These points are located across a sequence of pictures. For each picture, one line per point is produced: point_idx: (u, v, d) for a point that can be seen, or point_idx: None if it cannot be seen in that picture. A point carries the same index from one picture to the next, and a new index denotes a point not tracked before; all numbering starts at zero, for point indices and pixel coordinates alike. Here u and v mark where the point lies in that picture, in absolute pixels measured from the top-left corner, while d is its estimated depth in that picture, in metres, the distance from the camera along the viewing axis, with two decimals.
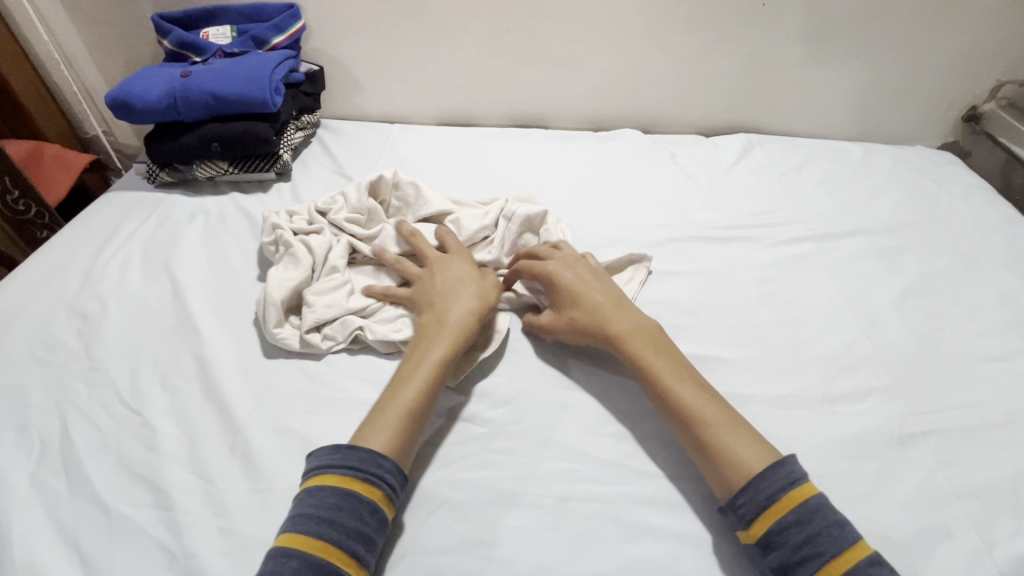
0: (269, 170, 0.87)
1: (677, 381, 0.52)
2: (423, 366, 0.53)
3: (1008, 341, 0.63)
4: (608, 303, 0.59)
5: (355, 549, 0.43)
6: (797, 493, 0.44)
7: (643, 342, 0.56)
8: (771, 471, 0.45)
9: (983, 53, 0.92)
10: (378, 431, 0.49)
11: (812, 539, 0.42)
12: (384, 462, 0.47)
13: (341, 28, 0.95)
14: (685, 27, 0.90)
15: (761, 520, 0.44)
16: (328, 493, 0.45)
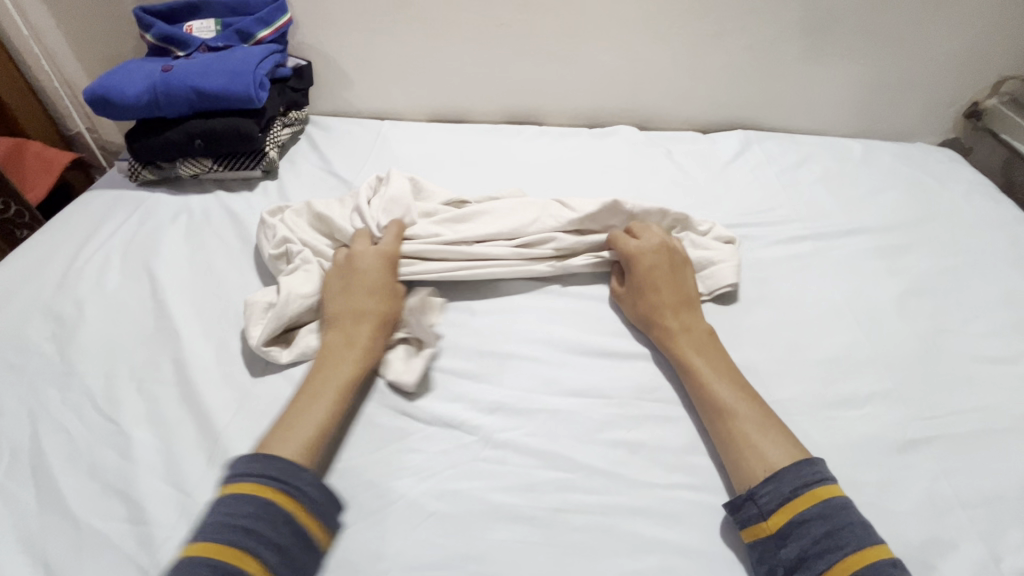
0: (255, 168, 0.85)
1: (719, 382, 0.53)
2: (330, 384, 0.52)
3: (1012, 343, 0.61)
4: (674, 299, 0.60)
5: (266, 557, 0.41)
6: (781, 512, 0.44)
7: (686, 343, 0.57)
8: (788, 468, 0.45)
9: (989, 47, 0.90)
10: (289, 440, 0.47)
11: (831, 534, 0.42)
12: (304, 474, 0.45)
13: (329, 20, 0.92)
14: (681, 21, 0.88)
15: (774, 517, 0.44)
16: (244, 502, 0.43)
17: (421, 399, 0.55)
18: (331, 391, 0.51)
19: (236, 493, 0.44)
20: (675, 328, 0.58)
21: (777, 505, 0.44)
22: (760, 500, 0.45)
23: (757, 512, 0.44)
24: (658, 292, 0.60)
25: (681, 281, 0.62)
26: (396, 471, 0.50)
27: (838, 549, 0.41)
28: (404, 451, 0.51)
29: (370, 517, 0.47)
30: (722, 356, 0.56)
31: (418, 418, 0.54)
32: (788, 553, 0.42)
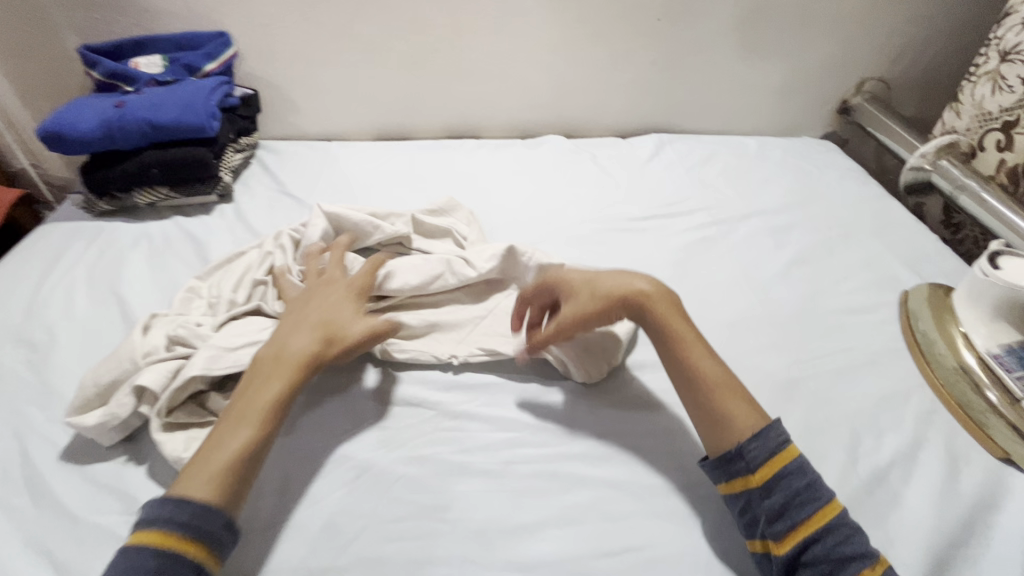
0: (212, 192, 0.90)
1: (705, 355, 0.57)
2: (249, 417, 0.51)
3: (872, 296, 0.75)
4: (617, 280, 0.59)
5: None
6: (767, 466, 0.50)
7: (671, 312, 0.58)
8: (771, 427, 0.52)
9: (850, 54, 1.07)
10: (205, 474, 0.47)
11: (808, 487, 0.49)
12: (213, 504, 0.46)
13: (272, 52, 0.99)
14: (593, 41, 1.00)
15: (762, 471, 0.50)
16: (145, 555, 0.43)
17: (385, 385, 0.62)
18: (252, 428, 0.50)
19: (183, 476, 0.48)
20: (630, 309, 0.58)
21: (763, 460, 0.51)
22: (750, 456, 0.51)
23: (747, 468, 0.51)
24: (596, 280, 0.60)
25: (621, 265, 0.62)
26: (368, 446, 0.57)
27: (814, 501, 0.48)
28: (373, 430, 0.58)
29: (347, 484, 0.54)
30: (684, 324, 0.57)
31: (384, 401, 0.61)
32: (772, 502, 0.49)
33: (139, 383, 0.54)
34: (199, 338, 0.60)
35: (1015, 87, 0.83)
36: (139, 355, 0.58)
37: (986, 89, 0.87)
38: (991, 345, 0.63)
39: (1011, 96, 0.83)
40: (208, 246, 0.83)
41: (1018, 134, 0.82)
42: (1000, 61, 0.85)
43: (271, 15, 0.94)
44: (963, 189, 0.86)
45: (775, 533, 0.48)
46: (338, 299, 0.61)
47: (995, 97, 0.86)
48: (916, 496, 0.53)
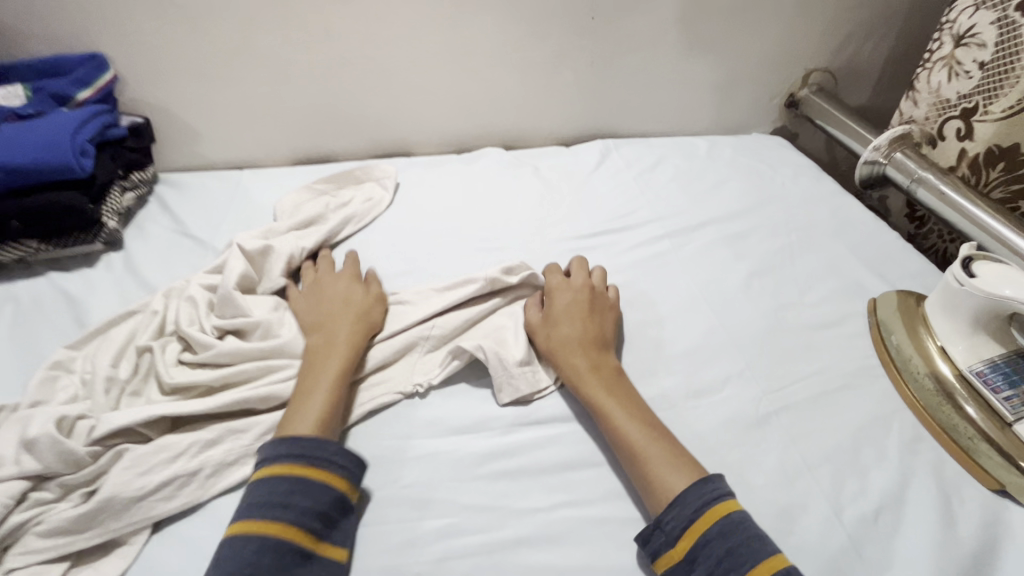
0: (94, 241, 0.77)
1: (630, 423, 0.53)
2: (326, 376, 0.55)
3: (838, 307, 0.69)
4: (580, 331, 0.61)
5: (310, 526, 0.45)
6: (708, 515, 0.45)
7: (598, 381, 0.56)
8: (688, 490, 0.47)
9: (793, 45, 1.02)
10: (309, 411, 0.52)
11: (732, 552, 0.43)
12: (328, 446, 0.49)
13: (161, 74, 0.86)
14: (524, 44, 0.92)
15: (680, 543, 0.45)
16: (281, 482, 0.46)
17: None
18: (328, 381, 0.55)
19: (244, 533, 0.43)
20: (584, 366, 0.57)
21: (698, 513, 0.45)
22: (666, 526, 0.46)
23: (677, 528, 0.45)
24: (559, 326, 0.61)
25: (596, 320, 0.63)
26: None
27: (739, 567, 0.43)
28: None
29: None
30: (633, 395, 0.56)
31: None
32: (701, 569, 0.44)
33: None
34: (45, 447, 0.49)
35: (971, 72, 0.80)
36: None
37: (942, 76, 0.85)
38: (973, 362, 0.57)
39: (969, 81, 0.81)
40: (88, 308, 0.71)
41: (978, 122, 0.80)
42: (955, 46, 0.82)
43: (152, 32, 0.82)
44: (921, 181, 0.82)
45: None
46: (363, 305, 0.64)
47: (952, 83, 0.83)
48: (908, 548, 0.47)
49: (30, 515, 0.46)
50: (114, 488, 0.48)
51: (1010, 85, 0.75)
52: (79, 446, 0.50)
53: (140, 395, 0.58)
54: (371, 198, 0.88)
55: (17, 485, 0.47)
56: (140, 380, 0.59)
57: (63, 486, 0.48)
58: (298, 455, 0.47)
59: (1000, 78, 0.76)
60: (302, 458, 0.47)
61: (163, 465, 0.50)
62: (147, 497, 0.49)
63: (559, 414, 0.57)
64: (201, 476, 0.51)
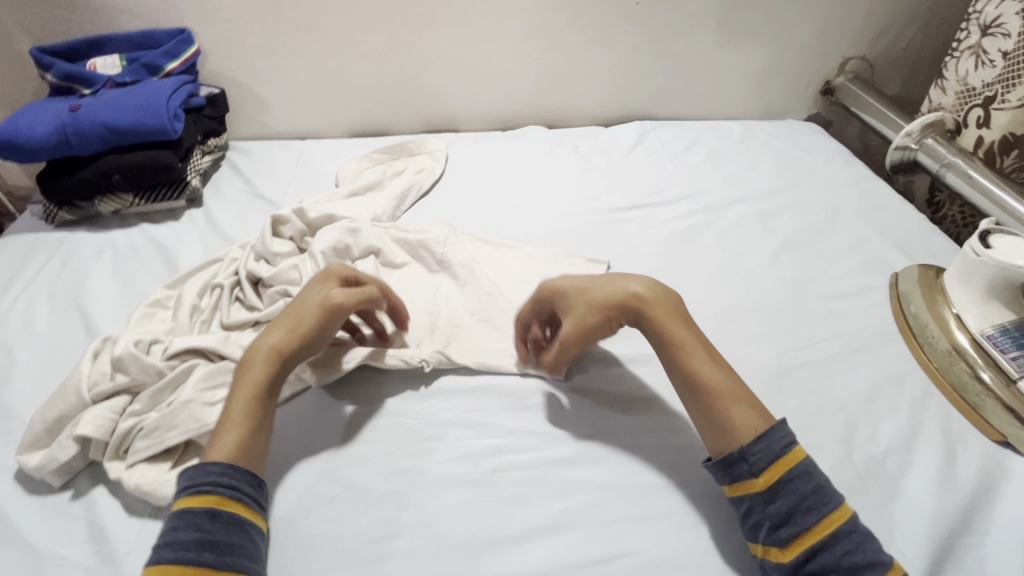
0: (179, 198, 0.86)
1: (703, 362, 0.53)
2: (241, 406, 0.51)
3: (862, 280, 0.73)
4: (623, 271, 0.59)
5: (200, 556, 0.42)
6: (781, 463, 0.47)
7: (667, 314, 0.55)
8: (776, 428, 0.49)
9: (830, 34, 1.06)
10: (217, 436, 0.49)
11: (815, 490, 0.46)
12: (215, 469, 0.47)
13: (237, 48, 0.94)
14: (571, 28, 0.97)
15: (765, 474, 0.47)
16: (167, 519, 0.45)
17: (362, 396, 0.60)
18: (238, 410, 0.51)
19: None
20: (642, 302, 0.56)
21: (767, 463, 0.47)
22: (752, 459, 0.48)
23: (750, 470, 0.48)
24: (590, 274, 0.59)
25: (621, 258, 0.62)
26: (352, 462, 0.54)
27: (822, 505, 0.45)
28: (353, 443, 0.56)
29: (327, 500, 0.52)
30: (697, 328, 0.56)
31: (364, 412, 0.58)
32: (778, 508, 0.46)
33: (80, 432, 0.52)
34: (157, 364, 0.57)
35: (995, 61, 0.83)
36: (102, 379, 0.56)
37: (969, 64, 0.87)
38: (984, 327, 0.62)
39: (992, 70, 0.83)
40: (178, 255, 0.80)
41: (997, 110, 0.83)
42: (982, 35, 0.84)
43: (233, 10, 0.90)
44: (949, 167, 0.85)
45: (780, 540, 0.45)
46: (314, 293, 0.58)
47: (978, 72, 0.86)
48: (912, 484, 0.52)
49: (133, 423, 0.54)
50: (189, 394, 0.55)
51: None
52: (160, 365, 0.57)
53: (209, 325, 0.66)
54: (424, 167, 0.95)
55: (120, 401, 0.55)
56: (210, 312, 0.67)
57: (152, 398, 0.56)
58: (185, 488, 0.46)
59: (1016, 67, 0.79)
60: (184, 491, 0.46)
61: None
62: (216, 403, 0.56)
63: (599, 360, 0.63)
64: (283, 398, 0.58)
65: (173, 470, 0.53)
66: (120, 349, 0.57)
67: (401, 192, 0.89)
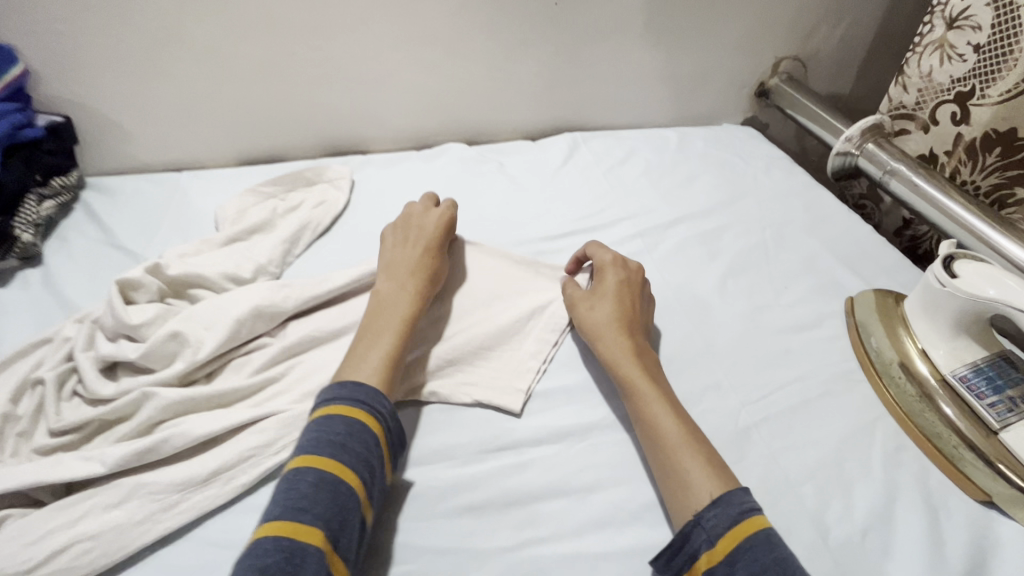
0: (7, 257, 0.69)
1: (663, 412, 0.50)
2: (384, 336, 0.53)
3: (817, 308, 0.66)
4: (620, 313, 0.58)
5: (364, 477, 0.43)
6: (739, 528, 0.40)
7: (638, 363, 0.54)
8: (732, 492, 0.43)
9: (762, 32, 1.00)
10: (365, 371, 0.50)
11: (777, 563, 0.38)
12: (383, 399, 0.48)
13: (81, 68, 0.77)
14: (487, 32, 0.86)
15: (723, 539, 0.40)
16: (337, 420, 0.45)
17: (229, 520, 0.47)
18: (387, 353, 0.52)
19: (305, 467, 0.42)
20: (624, 347, 0.55)
21: (725, 526, 0.41)
22: (707, 523, 0.41)
23: (705, 539, 0.41)
24: (597, 305, 0.59)
25: (635, 301, 0.60)
26: None
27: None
28: None
29: None
30: (666, 387, 0.53)
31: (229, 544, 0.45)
32: None
33: None
34: None
35: (965, 55, 0.78)
36: None
37: (935, 60, 0.82)
38: (955, 366, 0.55)
39: (963, 65, 0.78)
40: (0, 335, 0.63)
41: (975, 106, 0.78)
42: (947, 29, 0.79)
43: (67, 21, 0.73)
44: (893, 173, 0.80)
45: None
46: (432, 251, 0.63)
47: (944, 67, 0.81)
48: (897, 568, 0.44)
49: None
50: None
51: (1012, 68, 0.72)
52: None
53: (30, 437, 0.51)
54: (325, 199, 0.82)
55: None
56: (30, 420, 0.51)
57: None
58: (356, 400, 0.47)
59: (998, 61, 0.74)
60: (360, 403, 0.47)
61: (60, 531, 0.43)
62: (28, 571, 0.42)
63: (528, 438, 0.53)
64: (107, 540, 0.44)
65: None
66: None
67: (294, 232, 0.75)
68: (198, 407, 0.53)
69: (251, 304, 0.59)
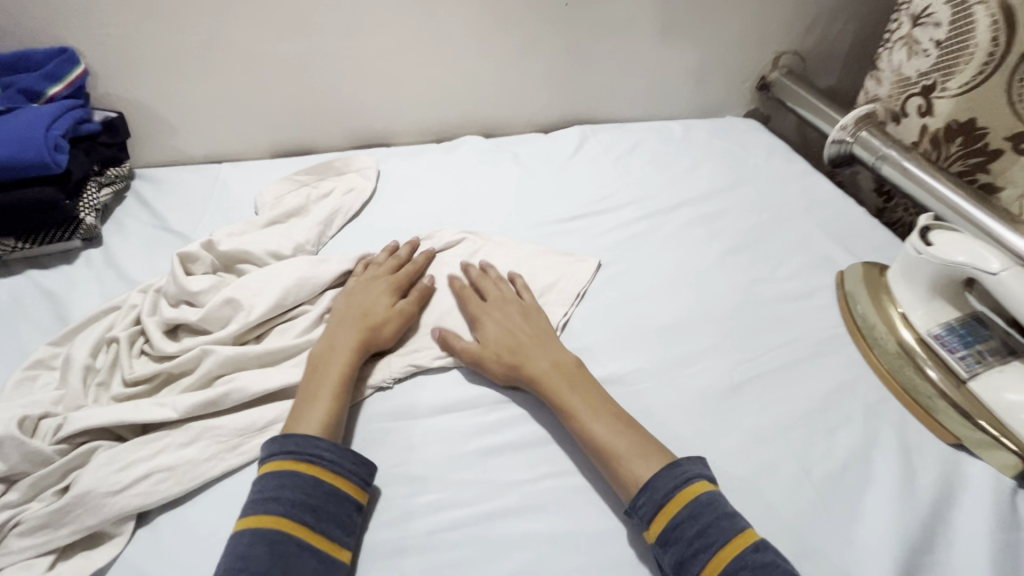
0: (72, 238, 0.77)
1: (598, 420, 0.52)
2: (327, 380, 0.55)
3: (809, 281, 0.71)
4: (521, 331, 0.61)
5: (302, 518, 0.45)
6: (670, 505, 0.46)
7: (558, 379, 0.56)
8: (658, 475, 0.48)
9: (762, 29, 1.05)
10: (309, 418, 0.51)
11: (702, 534, 0.44)
12: (317, 441, 0.49)
13: (134, 68, 0.85)
14: (501, 32, 0.93)
15: (654, 523, 0.46)
16: (269, 477, 0.47)
17: None
18: (331, 383, 0.54)
19: (244, 526, 0.44)
20: (529, 363, 0.58)
21: (654, 513, 0.46)
22: (640, 511, 0.47)
23: (640, 522, 0.46)
24: (493, 328, 0.62)
25: (527, 315, 0.64)
26: None
27: (710, 547, 0.44)
28: None
29: None
30: (594, 388, 0.56)
31: None
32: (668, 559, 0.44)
33: None
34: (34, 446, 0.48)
35: (929, 51, 0.83)
36: None
37: (903, 55, 0.88)
38: (932, 326, 0.60)
39: (927, 60, 0.83)
40: (71, 305, 0.70)
41: (937, 99, 0.82)
42: (913, 26, 0.85)
43: (122, 25, 0.80)
44: (884, 159, 0.85)
45: None
46: (376, 291, 0.65)
47: (912, 62, 0.86)
48: (871, 499, 0.50)
49: (7, 517, 0.46)
50: (90, 483, 0.48)
51: (968, 62, 0.77)
52: (45, 448, 0.49)
53: (108, 387, 0.58)
54: (353, 187, 0.89)
55: None
56: (108, 372, 0.59)
57: (33, 486, 0.48)
58: (280, 453, 0.48)
59: (954, 55, 0.78)
60: (291, 454, 0.48)
61: (141, 461, 0.50)
62: (122, 492, 0.48)
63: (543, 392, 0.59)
64: (180, 470, 0.51)
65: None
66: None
67: (326, 216, 0.82)
68: (249, 361, 0.59)
69: (294, 276, 0.66)
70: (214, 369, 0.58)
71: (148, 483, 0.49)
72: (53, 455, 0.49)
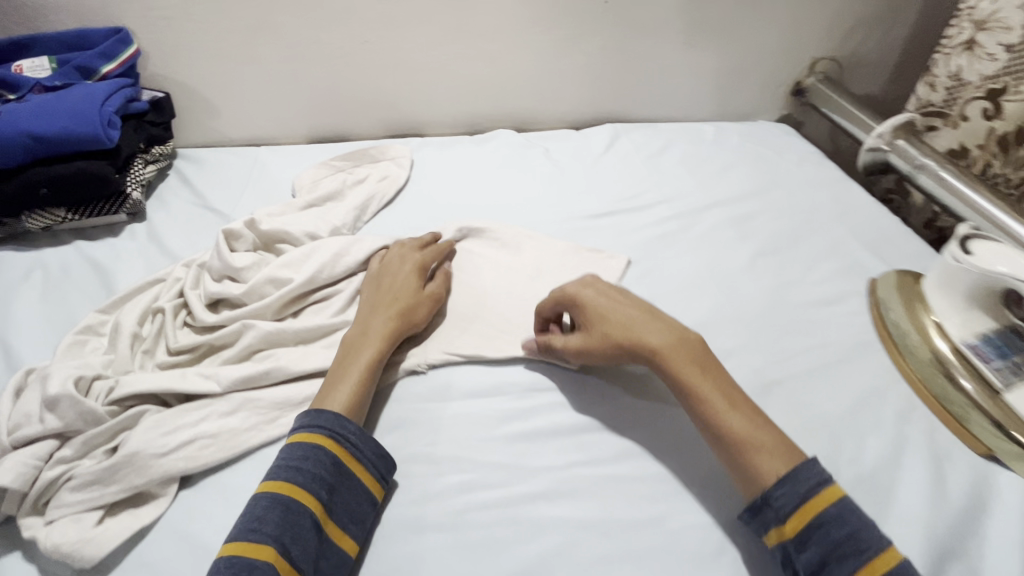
0: (118, 212, 0.80)
1: (728, 411, 0.49)
2: (357, 363, 0.55)
3: (839, 287, 0.71)
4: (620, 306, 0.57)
5: (319, 495, 0.46)
6: (815, 499, 0.45)
7: (683, 359, 0.52)
8: (800, 469, 0.46)
9: (801, 33, 1.05)
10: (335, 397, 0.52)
11: (851, 536, 0.43)
12: (346, 422, 0.51)
13: (183, 50, 0.88)
14: (541, 27, 0.94)
15: (791, 521, 0.44)
16: (297, 447, 0.49)
17: None
18: (361, 363, 0.55)
19: (264, 490, 0.46)
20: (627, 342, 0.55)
21: (793, 507, 0.45)
22: (776, 503, 0.45)
23: (776, 516, 0.45)
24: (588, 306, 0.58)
25: (627, 294, 0.59)
26: None
27: (858, 553, 0.42)
28: None
29: None
30: (721, 374, 0.53)
31: None
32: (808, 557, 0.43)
33: None
34: (86, 406, 0.51)
35: (996, 55, 0.81)
36: (6, 431, 0.50)
37: (964, 60, 0.86)
38: (967, 336, 0.61)
39: (994, 64, 0.82)
40: (116, 276, 0.73)
41: (1008, 101, 0.81)
42: (976, 31, 0.83)
43: (174, 7, 0.83)
44: (922, 168, 0.84)
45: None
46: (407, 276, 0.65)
47: (974, 66, 0.85)
48: (901, 502, 0.50)
49: (60, 472, 0.48)
50: (138, 444, 0.50)
51: None
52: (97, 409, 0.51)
53: (153, 354, 0.60)
54: (387, 175, 0.90)
55: (46, 446, 0.49)
56: (153, 341, 0.61)
57: (85, 444, 0.50)
58: (313, 425, 0.50)
59: None
60: (319, 429, 0.50)
61: (185, 427, 0.52)
62: (167, 455, 0.50)
63: (572, 382, 0.60)
64: (223, 437, 0.52)
65: (99, 529, 0.47)
66: (46, 390, 0.51)
67: (362, 201, 0.83)
68: (287, 338, 0.61)
69: (333, 258, 0.68)
70: (254, 343, 0.59)
71: (190, 447, 0.51)
72: (104, 416, 0.51)
